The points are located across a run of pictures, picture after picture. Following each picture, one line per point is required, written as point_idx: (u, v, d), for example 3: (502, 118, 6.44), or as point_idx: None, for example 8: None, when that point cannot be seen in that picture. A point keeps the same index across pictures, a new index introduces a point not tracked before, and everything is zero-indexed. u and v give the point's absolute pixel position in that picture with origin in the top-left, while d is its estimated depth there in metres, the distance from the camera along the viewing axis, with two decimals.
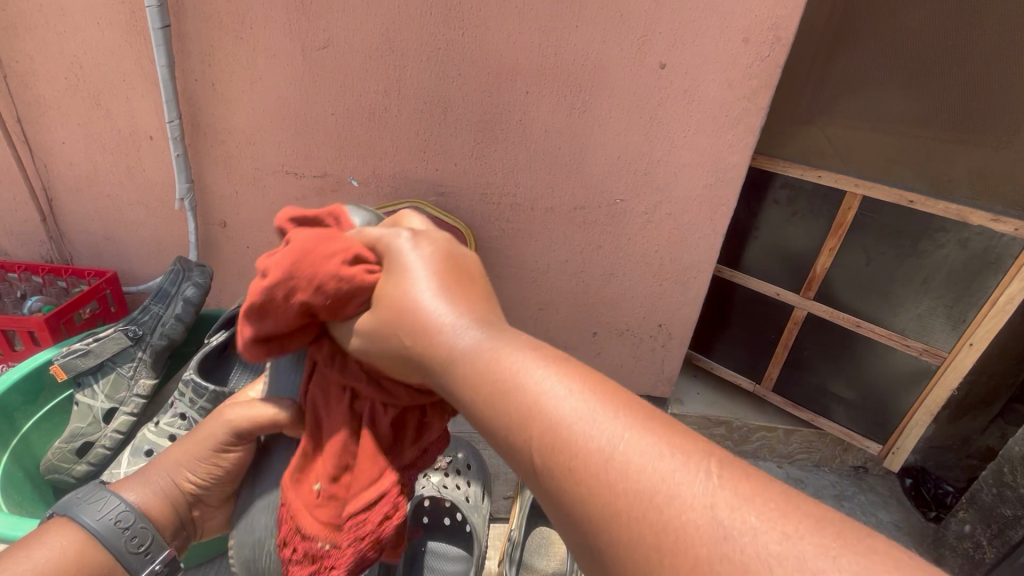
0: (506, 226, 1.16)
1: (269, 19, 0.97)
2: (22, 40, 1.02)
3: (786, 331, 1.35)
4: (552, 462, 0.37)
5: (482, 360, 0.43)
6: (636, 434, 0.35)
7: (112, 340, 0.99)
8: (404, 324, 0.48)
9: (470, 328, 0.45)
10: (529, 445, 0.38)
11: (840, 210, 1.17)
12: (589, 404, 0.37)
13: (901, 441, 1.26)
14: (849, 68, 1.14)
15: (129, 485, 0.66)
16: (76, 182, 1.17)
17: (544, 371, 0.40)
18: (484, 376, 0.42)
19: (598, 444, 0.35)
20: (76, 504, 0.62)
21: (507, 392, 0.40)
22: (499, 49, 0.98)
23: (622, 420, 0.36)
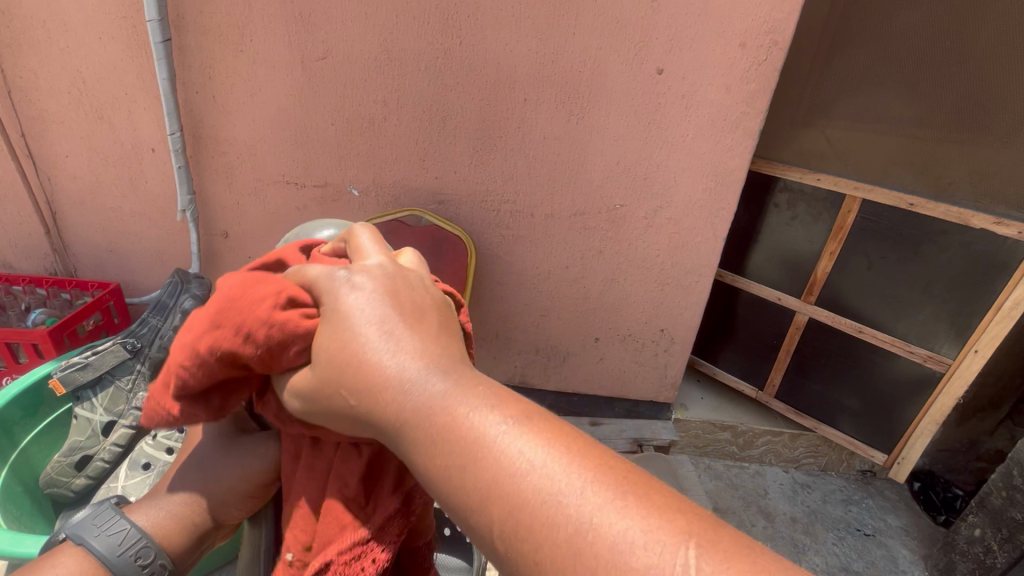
0: (506, 232, 1.16)
1: (268, 31, 0.98)
2: (26, 56, 1.03)
3: (788, 336, 1.34)
4: (495, 514, 0.31)
5: (425, 411, 0.34)
6: (591, 491, 0.29)
7: (111, 353, 1.00)
8: (335, 331, 0.37)
9: (407, 345, 0.36)
10: (476, 483, 0.31)
11: (839, 214, 1.17)
12: (537, 453, 0.31)
13: (907, 449, 1.25)
14: (846, 71, 1.15)
15: (145, 506, 0.55)
16: (79, 194, 1.18)
17: (503, 424, 0.33)
18: (408, 412, 0.34)
19: (546, 487, 0.30)
20: (86, 527, 0.52)
21: (451, 435, 0.33)
22: (496, 57, 0.99)
23: (588, 482, 0.30)
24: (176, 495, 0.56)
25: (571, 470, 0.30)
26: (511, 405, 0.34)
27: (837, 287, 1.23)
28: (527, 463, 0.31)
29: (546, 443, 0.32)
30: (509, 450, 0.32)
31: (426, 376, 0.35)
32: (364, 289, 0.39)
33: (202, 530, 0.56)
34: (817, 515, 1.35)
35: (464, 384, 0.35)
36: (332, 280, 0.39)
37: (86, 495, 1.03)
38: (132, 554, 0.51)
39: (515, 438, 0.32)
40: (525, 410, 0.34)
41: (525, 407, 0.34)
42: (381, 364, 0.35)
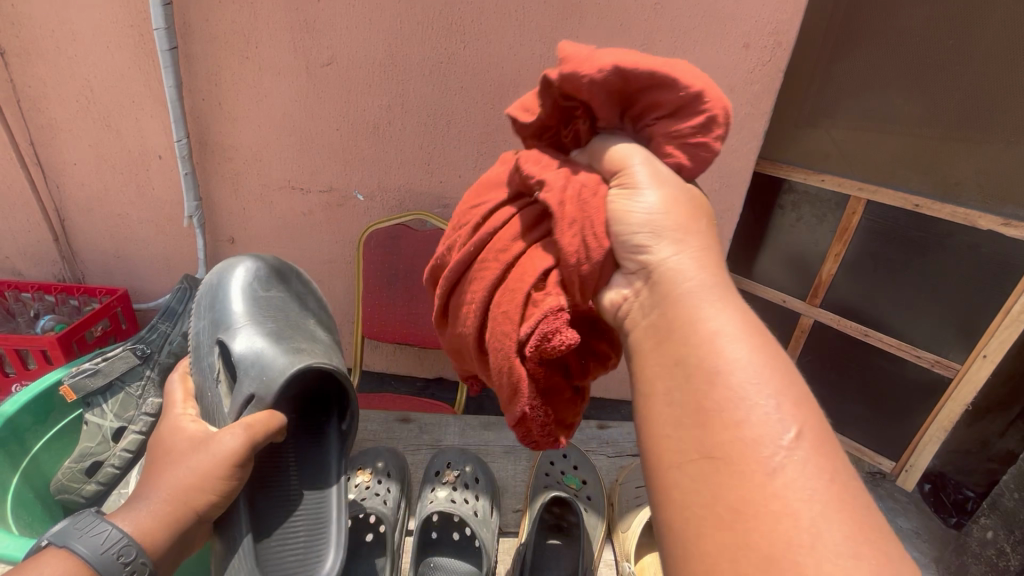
0: None
1: (273, 38, 0.99)
2: (34, 65, 1.04)
3: (794, 339, 1.36)
4: (706, 417, 0.35)
5: (679, 305, 0.41)
6: (788, 409, 0.35)
7: (121, 359, 1.02)
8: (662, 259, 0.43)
9: (697, 272, 0.42)
10: (702, 381, 0.37)
11: (844, 215, 1.17)
12: (762, 382, 0.36)
13: (914, 456, 1.27)
14: (849, 70, 1.14)
15: (125, 511, 0.54)
16: (87, 202, 1.19)
17: (751, 359, 0.37)
18: (669, 309, 0.41)
19: (739, 413, 0.34)
20: (69, 532, 0.51)
21: (700, 339, 0.38)
22: (500, 62, 0.99)
23: (795, 412, 0.35)
24: (144, 502, 0.55)
25: (787, 404, 0.35)
26: (762, 341, 0.38)
27: (844, 288, 1.23)
28: (744, 380, 0.36)
29: (774, 376, 0.36)
30: (752, 376, 0.36)
31: (700, 293, 0.41)
32: (656, 212, 0.43)
33: (178, 529, 0.55)
34: None
35: (721, 296, 0.41)
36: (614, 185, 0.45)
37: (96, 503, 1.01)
38: (117, 551, 0.49)
39: (749, 361, 0.36)
40: (763, 341, 0.39)
41: (767, 339, 0.39)
42: (669, 274, 0.42)
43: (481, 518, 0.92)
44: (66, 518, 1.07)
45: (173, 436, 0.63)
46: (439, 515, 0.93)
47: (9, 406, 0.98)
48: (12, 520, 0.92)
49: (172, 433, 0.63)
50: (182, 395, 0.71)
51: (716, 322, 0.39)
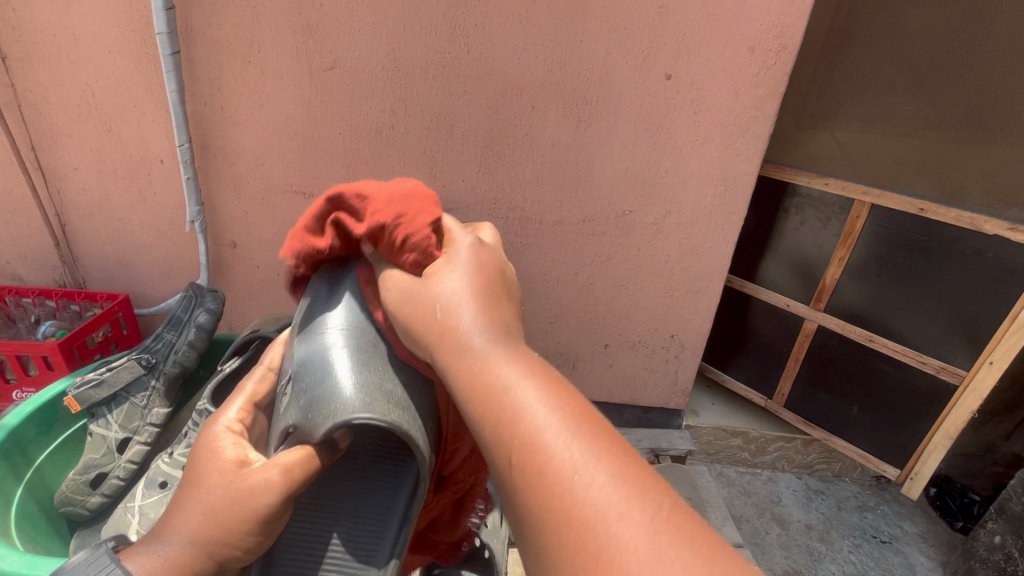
0: (514, 239, 1.16)
1: (276, 42, 0.98)
2: (36, 69, 1.04)
3: (798, 344, 1.33)
4: (527, 477, 0.40)
5: (478, 372, 0.47)
6: (579, 446, 0.39)
7: (125, 369, 0.99)
8: (433, 308, 0.52)
9: (482, 329, 0.49)
10: (514, 456, 0.41)
11: (848, 219, 1.16)
12: (559, 420, 0.41)
13: (919, 465, 1.22)
14: (854, 73, 1.15)
15: (141, 552, 0.53)
16: (88, 207, 1.18)
17: (548, 411, 0.42)
18: (471, 383, 0.47)
19: (551, 449, 0.40)
20: (81, 572, 0.51)
21: (505, 398, 0.44)
22: (503, 66, 0.99)
23: (591, 440, 0.40)
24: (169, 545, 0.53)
25: (575, 440, 0.40)
26: (552, 394, 0.44)
27: (848, 293, 1.22)
28: (541, 423, 0.41)
29: (569, 424, 0.41)
30: (539, 413, 0.42)
31: (489, 352, 0.48)
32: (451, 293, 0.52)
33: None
34: (832, 522, 1.34)
35: (506, 350, 0.48)
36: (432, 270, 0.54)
37: (102, 512, 1.03)
38: None
39: (548, 416, 0.42)
40: (556, 392, 0.45)
41: (550, 373, 0.47)
42: (467, 342, 0.49)
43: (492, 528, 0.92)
44: (72, 532, 1.05)
45: (210, 459, 0.57)
46: None
47: (13, 417, 0.98)
48: (16, 534, 0.93)
49: (208, 455, 0.57)
50: (243, 402, 0.65)
51: (519, 386, 0.45)
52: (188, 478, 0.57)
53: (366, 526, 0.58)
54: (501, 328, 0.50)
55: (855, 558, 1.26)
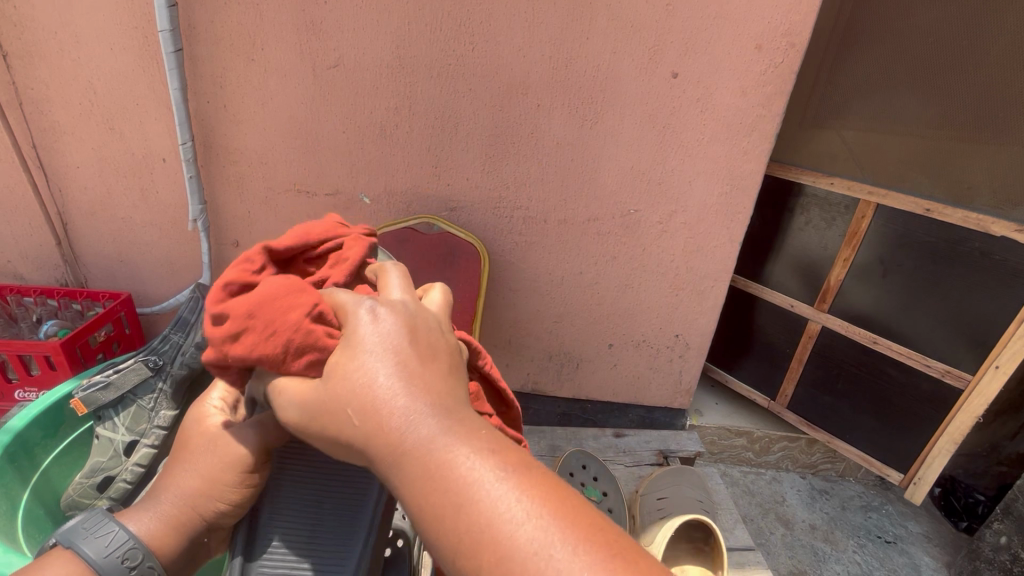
0: (519, 239, 1.15)
1: (280, 40, 0.98)
2: (37, 67, 1.03)
3: (800, 345, 1.33)
4: (480, 558, 0.38)
5: (421, 463, 0.41)
6: (541, 522, 0.38)
7: (133, 371, 0.99)
8: (353, 405, 0.42)
9: (428, 413, 0.42)
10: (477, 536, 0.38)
11: (853, 219, 1.16)
12: (520, 502, 0.39)
13: (923, 470, 1.20)
14: (861, 71, 1.14)
15: (137, 513, 0.58)
16: (90, 205, 1.18)
17: (489, 475, 0.40)
18: (409, 464, 0.41)
19: (513, 532, 0.38)
20: (75, 531, 0.54)
21: (450, 490, 0.40)
22: (509, 64, 0.98)
23: (558, 525, 0.38)
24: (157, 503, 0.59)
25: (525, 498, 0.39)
26: (502, 444, 0.43)
27: (853, 293, 1.21)
28: (507, 507, 0.39)
29: (529, 489, 0.40)
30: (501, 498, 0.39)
31: (435, 437, 0.41)
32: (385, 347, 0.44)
33: (191, 531, 0.59)
34: (837, 521, 1.34)
35: (458, 429, 0.42)
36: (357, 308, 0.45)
37: None
38: (122, 556, 0.53)
39: (508, 496, 0.39)
40: (505, 449, 0.43)
41: (511, 447, 0.43)
42: (398, 430, 0.41)
43: None
44: None
45: (199, 425, 0.66)
46: None
47: (20, 420, 0.97)
48: (24, 540, 0.92)
49: (196, 424, 0.66)
50: (227, 385, 0.72)
51: (469, 459, 0.41)
52: (177, 447, 0.66)
53: (359, 472, 0.64)
54: (445, 396, 0.43)
55: (860, 558, 1.26)
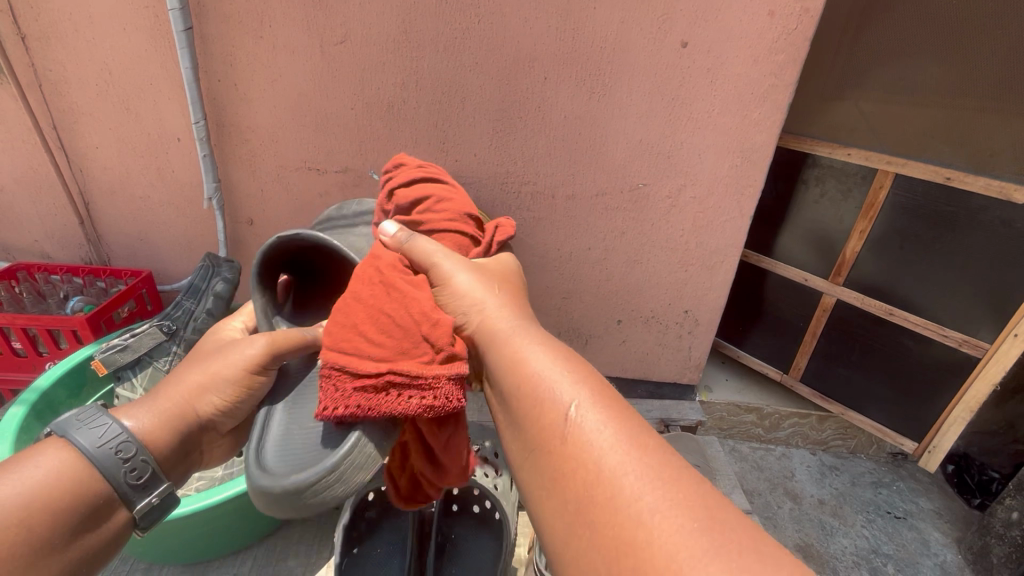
0: (527, 214, 1.15)
1: (288, 16, 0.98)
2: (54, 48, 1.05)
3: (815, 318, 1.30)
4: (513, 378, 0.52)
5: (480, 313, 0.58)
6: (604, 426, 0.44)
7: (148, 335, 1.07)
8: (471, 307, 0.58)
9: (521, 325, 0.56)
10: (551, 424, 0.46)
11: (871, 190, 1.12)
12: (595, 410, 0.46)
13: (938, 437, 1.21)
14: (881, 36, 1.11)
15: (127, 411, 0.62)
16: (109, 185, 1.21)
17: (531, 339, 0.54)
18: (497, 353, 0.54)
19: (587, 440, 0.43)
20: (70, 424, 0.57)
21: (492, 328, 0.56)
22: (515, 35, 0.97)
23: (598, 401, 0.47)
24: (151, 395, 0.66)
25: (592, 400, 0.47)
26: (574, 361, 0.52)
27: (868, 267, 1.18)
28: (564, 402, 0.47)
29: (611, 416, 0.46)
30: (571, 400, 0.47)
31: (525, 342, 0.54)
32: (475, 288, 0.60)
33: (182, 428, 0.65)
34: (845, 497, 1.35)
35: (544, 343, 0.54)
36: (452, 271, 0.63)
37: None
38: (116, 447, 0.57)
39: (534, 344, 0.54)
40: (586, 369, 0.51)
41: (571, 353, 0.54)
42: (515, 345, 0.54)
43: (501, 492, 0.97)
44: None
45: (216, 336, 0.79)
46: (460, 487, 0.97)
47: (45, 379, 1.03)
48: None
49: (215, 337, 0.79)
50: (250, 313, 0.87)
51: (538, 359, 0.52)
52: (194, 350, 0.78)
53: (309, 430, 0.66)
54: (542, 332, 0.57)
55: (868, 533, 1.26)
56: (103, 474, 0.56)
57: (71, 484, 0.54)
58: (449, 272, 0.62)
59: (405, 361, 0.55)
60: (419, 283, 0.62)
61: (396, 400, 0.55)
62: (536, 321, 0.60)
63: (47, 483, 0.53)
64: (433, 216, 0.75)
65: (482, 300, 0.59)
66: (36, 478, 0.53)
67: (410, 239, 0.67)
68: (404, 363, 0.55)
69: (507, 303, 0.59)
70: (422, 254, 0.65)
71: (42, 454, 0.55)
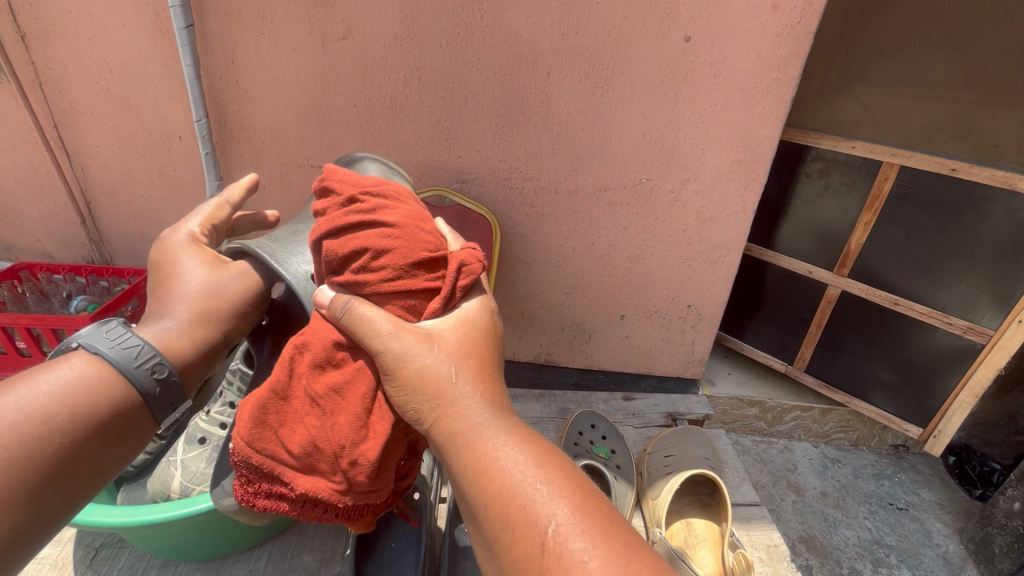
0: (530, 210, 1.16)
1: (289, 13, 0.97)
2: (54, 46, 1.05)
3: (820, 310, 1.30)
4: (486, 492, 0.51)
5: (452, 410, 0.55)
6: (591, 539, 0.47)
7: None
8: (435, 399, 0.55)
9: (494, 423, 0.54)
10: (533, 546, 0.47)
11: (875, 182, 1.12)
12: (581, 532, 0.47)
13: (944, 423, 1.23)
14: (884, 30, 1.10)
15: (149, 329, 0.65)
16: (111, 184, 1.20)
17: (506, 442, 0.53)
18: (471, 458, 0.53)
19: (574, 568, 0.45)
20: (105, 343, 0.60)
21: (462, 428, 0.54)
22: (518, 30, 0.97)
23: (582, 519, 0.48)
24: (172, 312, 0.67)
25: (575, 512, 0.48)
26: (551, 468, 0.52)
27: (872, 259, 1.19)
28: (550, 513, 0.48)
29: (595, 533, 0.47)
30: (555, 518, 0.48)
31: (497, 449, 0.53)
32: (436, 370, 0.56)
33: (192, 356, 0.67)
34: (848, 489, 1.36)
35: (518, 443, 0.53)
36: (394, 358, 0.56)
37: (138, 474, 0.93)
38: (149, 367, 0.61)
39: (509, 449, 0.53)
40: (566, 476, 0.52)
41: (548, 451, 0.54)
42: (490, 451, 0.53)
43: None
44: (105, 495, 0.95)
45: (179, 249, 0.73)
46: None
47: None
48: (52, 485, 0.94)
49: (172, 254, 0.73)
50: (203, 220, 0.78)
51: (515, 467, 0.51)
52: (159, 267, 0.72)
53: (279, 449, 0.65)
54: (516, 427, 0.55)
55: (870, 524, 1.27)
56: (133, 396, 0.60)
57: (103, 397, 0.57)
58: (401, 358, 0.55)
59: (316, 483, 0.57)
60: (346, 385, 0.57)
61: (317, 512, 0.59)
62: (510, 403, 0.58)
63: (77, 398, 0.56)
64: (375, 280, 0.57)
65: (449, 396, 0.55)
66: (67, 386, 0.56)
67: (347, 307, 0.56)
68: (316, 488, 0.57)
69: (478, 394, 0.56)
70: (366, 326, 0.56)
71: (73, 359, 0.58)
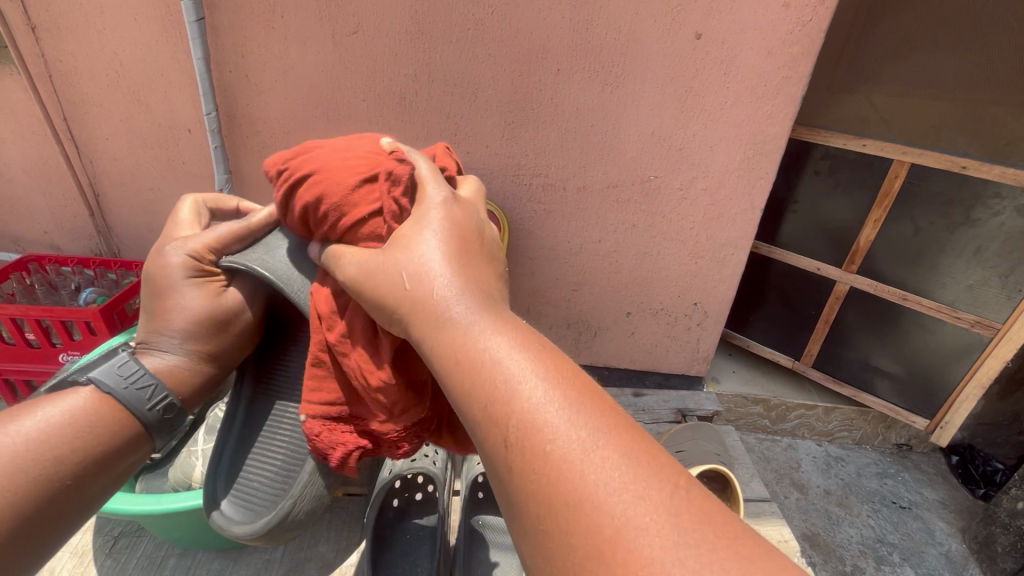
0: (537, 206, 1.16)
1: (300, 6, 0.97)
2: (65, 39, 1.05)
3: (827, 306, 1.30)
4: (485, 419, 0.40)
5: (443, 322, 0.45)
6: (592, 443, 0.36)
7: None
8: (416, 294, 0.47)
9: (495, 333, 0.43)
10: (533, 459, 0.36)
11: (885, 179, 1.12)
12: (596, 448, 0.36)
13: (950, 414, 1.23)
14: (896, 29, 1.10)
15: (151, 354, 0.64)
16: (120, 177, 1.21)
17: (499, 343, 0.42)
18: (457, 364, 0.43)
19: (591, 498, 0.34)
20: (112, 376, 0.60)
21: (454, 339, 0.44)
22: (529, 26, 0.97)
23: (599, 431, 0.37)
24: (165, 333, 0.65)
25: (594, 425, 0.37)
26: (561, 375, 0.41)
27: (880, 256, 1.19)
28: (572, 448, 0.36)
29: (612, 439, 0.36)
30: (568, 425, 0.37)
31: (494, 351, 0.42)
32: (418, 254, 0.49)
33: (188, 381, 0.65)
34: (851, 487, 1.36)
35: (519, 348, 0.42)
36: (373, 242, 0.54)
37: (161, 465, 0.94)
38: (147, 394, 0.61)
39: (510, 355, 0.42)
40: (583, 390, 0.40)
41: (557, 358, 0.42)
42: (481, 352, 0.42)
43: None
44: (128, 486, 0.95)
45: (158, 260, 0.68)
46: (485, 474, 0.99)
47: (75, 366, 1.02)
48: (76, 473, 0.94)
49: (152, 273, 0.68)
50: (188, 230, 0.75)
51: (514, 370, 0.41)
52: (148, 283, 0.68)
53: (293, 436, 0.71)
54: (518, 331, 0.44)
55: (874, 522, 1.28)
56: (133, 425, 0.60)
57: (97, 429, 0.57)
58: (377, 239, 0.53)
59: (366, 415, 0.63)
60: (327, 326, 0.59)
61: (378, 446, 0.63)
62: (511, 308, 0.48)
63: (60, 434, 0.55)
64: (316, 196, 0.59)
65: (435, 287, 0.47)
66: (64, 419, 0.56)
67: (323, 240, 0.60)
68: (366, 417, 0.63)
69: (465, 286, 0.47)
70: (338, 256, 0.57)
71: (80, 395, 0.58)
